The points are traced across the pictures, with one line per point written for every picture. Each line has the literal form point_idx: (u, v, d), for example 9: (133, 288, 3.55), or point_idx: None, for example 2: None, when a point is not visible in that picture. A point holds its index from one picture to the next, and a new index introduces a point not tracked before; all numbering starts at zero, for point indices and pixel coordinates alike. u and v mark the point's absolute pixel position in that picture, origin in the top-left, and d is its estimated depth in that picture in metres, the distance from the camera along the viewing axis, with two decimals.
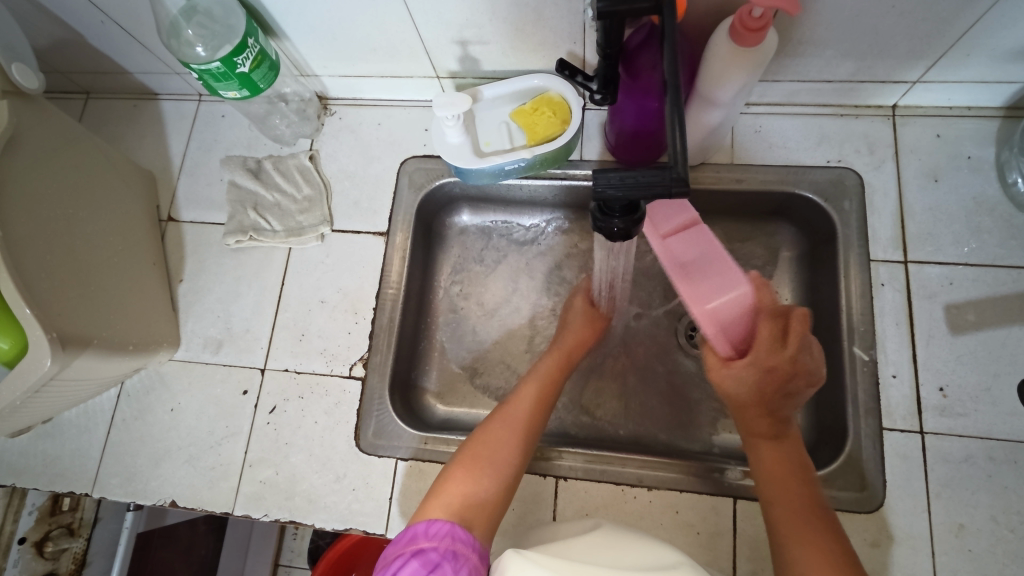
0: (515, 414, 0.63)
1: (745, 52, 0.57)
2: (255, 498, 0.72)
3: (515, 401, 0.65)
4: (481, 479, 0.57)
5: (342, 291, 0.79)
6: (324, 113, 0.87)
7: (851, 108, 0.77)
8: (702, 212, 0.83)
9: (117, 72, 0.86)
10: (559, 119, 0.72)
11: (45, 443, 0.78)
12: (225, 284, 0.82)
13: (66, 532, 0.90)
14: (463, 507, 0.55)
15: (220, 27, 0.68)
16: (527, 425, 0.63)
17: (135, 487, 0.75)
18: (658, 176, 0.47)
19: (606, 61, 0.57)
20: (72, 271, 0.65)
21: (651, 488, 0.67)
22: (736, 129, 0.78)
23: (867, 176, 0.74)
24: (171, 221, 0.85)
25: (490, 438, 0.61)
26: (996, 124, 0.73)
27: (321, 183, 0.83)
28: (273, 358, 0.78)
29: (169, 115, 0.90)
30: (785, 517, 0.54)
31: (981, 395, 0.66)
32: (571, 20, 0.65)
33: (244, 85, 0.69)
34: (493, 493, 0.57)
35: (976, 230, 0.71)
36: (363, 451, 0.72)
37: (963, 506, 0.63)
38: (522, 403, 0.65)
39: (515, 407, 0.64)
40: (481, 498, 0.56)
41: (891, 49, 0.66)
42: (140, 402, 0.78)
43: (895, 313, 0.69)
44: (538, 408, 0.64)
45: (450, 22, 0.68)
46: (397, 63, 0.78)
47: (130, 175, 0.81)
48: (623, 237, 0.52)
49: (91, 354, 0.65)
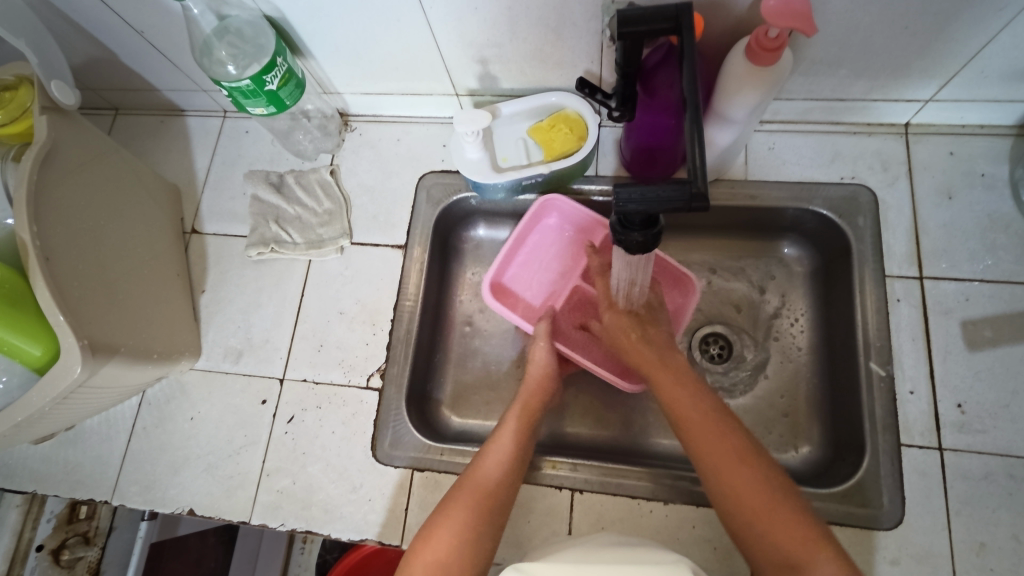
0: (483, 475, 0.60)
1: (761, 71, 0.59)
2: (272, 508, 0.73)
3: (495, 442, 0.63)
4: (458, 547, 0.54)
5: (360, 303, 0.81)
6: (345, 129, 0.89)
7: (863, 126, 0.78)
8: (717, 227, 0.84)
9: (145, 89, 0.89)
10: (576, 135, 0.74)
11: (67, 450, 0.79)
12: (246, 296, 0.83)
13: (82, 540, 0.90)
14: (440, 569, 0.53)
15: (251, 47, 0.71)
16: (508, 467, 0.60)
17: (154, 494, 0.76)
18: (678, 190, 0.48)
19: (625, 79, 0.59)
20: (101, 279, 0.67)
21: (667, 503, 0.67)
22: (750, 146, 0.79)
23: (881, 193, 0.75)
24: (195, 233, 0.87)
25: (460, 503, 0.57)
26: (1008, 142, 0.74)
27: (341, 197, 0.85)
28: (292, 368, 0.79)
29: (195, 130, 0.93)
30: (755, 519, 0.52)
31: (1000, 411, 0.65)
32: (589, 40, 0.67)
33: (272, 101, 0.71)
34: (474, 555, 0.54)
35: (991, 247, 0.71)
36: (379, 461, 0.73)
37: (984, 524, 0.62)
38: (492, 457, 0.61)
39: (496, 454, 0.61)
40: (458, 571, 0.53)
41: (903, 69, 0.67)
42: (160, 410, 0.80)
43: (911, 329, 0.69)
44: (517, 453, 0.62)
45: (471, 42, 0.70)
46: (418, 81, 0.80)
47: (156, 188, 0.83)
48: (642, 250, 0.53)
49: (117, 362, 0.67)
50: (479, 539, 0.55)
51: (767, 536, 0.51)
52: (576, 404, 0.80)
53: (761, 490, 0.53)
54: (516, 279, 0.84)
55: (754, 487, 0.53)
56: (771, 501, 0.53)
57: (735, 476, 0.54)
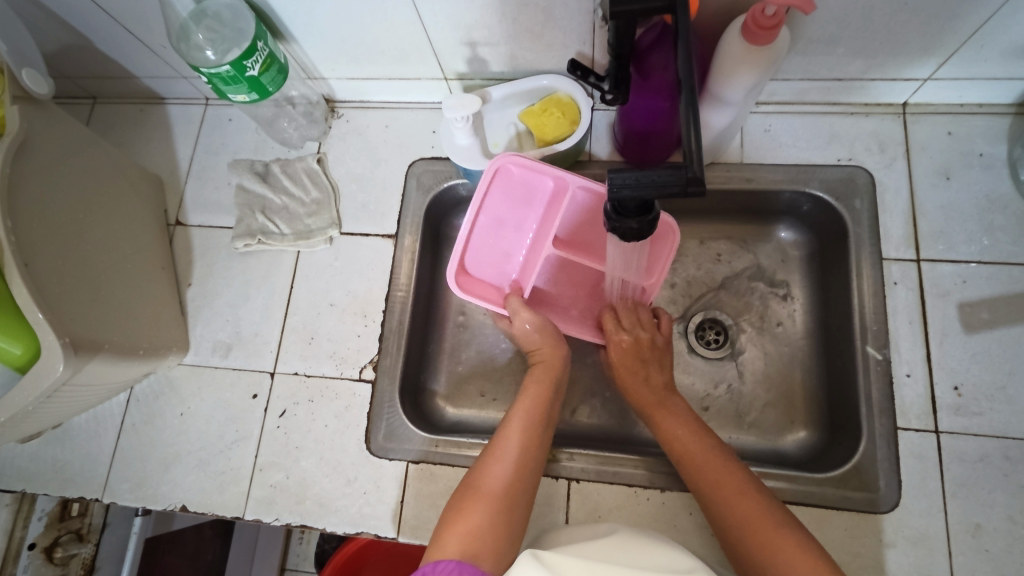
0: (507, 440, 0.59)
1: (758, 50, 0.57)
2: (265, 503, 0.72)
3: (514, 415, 0.61)
4: (486, 518, 0.52)
5: (351, 294, 0.79)
6: (332, 116, 0.87)
7: (860, 107, 0.76)
8: (711, 211, 0.82)
9: (124, 76, 0.86)
10: (568, 119, 0.72)
11: (54, 449, 0.78)
12: (234, 288, 0.82)
13: (75, 537, 0.88)
14: (469, 544, 0.49)
15: (229, 30, 0.68)
16: (531, 436, 0.59)
17: (145, 491, 0.75)
18: (674, 176, 0.46)
19: (618, 60, 0.57)
20: (81, 274, 0.65)
21: (664, 490, 0.67)
22: (746, 128, 0.78)
23: (878, 174, 0.74)
24: (179, 225, 0.85)
25: (491, 475, 0.56)
26: (1006, 121, 0.73)
27: (329, 185, 0.83)
28: (282, 361, 0.77)
29: (177, 119, 0.90)
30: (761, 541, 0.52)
31: (996, 393, 0.65)
32: (581, 20, 0.65)
33: (254, 88, 0.69)
34: (505, 530, 0.52)
35: (988, 228, 0.70)
36: (374, 454, 0.72)
37: (980, 505, 0.62)
38: (516, 423, 0.60)
39: (522, 420, 0.61)
40: (487, 549, 0.50)
41: (902, 47, 0.66)
42: (149, 406, 0.78)
43: (909, 312, 0.69)
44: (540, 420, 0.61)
45: (459, 24, 0.68)
46: (406, 65, 0.78)
47: (137, 179, 0.81)
48: (636, 236, 0.52)
49: (102, 359, 0.65)
50: (507, 522, 0.53)
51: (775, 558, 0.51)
52: (571, 394, 0.80)
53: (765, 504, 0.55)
54: (483, 266, 0.77)
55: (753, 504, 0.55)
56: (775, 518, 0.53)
57: (741, 501, 0.56)
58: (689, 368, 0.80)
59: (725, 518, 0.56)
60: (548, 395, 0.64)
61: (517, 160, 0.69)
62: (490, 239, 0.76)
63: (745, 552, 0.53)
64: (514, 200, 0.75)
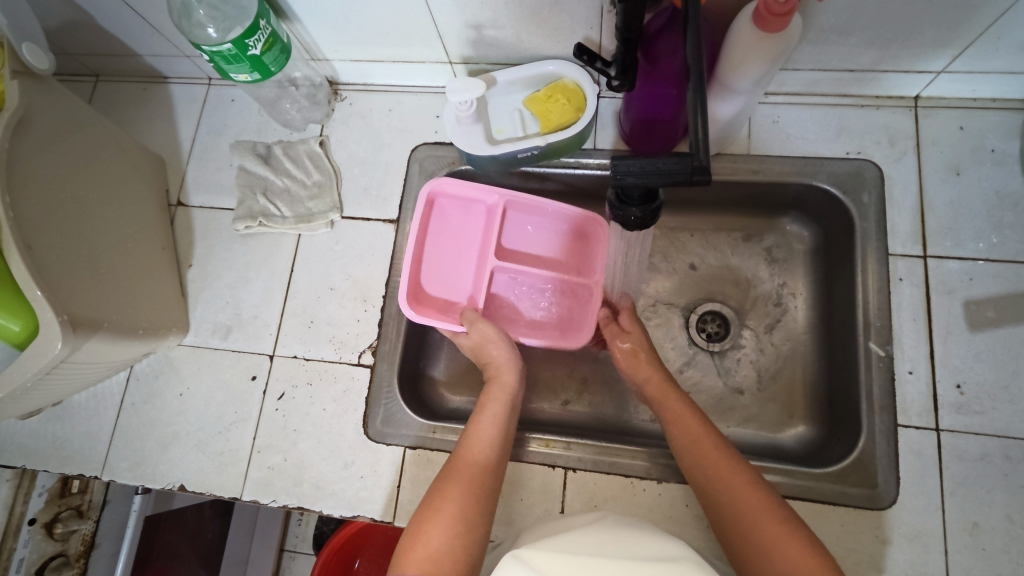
0: (469, 453, 0.60)
1: (769, 38, 0.56)
2: (263, 484, 0.72)
3: (472, 432, 0.62)
4: (447, 538, 0.52)
5: (351, 279, 0.79)
6: (335, 98, 0.86)
7: (871, 99, 0.75)
8: (716, 203, 0.81)
9: (127, 54, 0.86)
10: (573, 106, 0.71)
11: (55, 426, 0.78)
12: (235, 270, 0.81)
13: (75, 514, 0.89)
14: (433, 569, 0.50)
15: (232, 8, 0.67)
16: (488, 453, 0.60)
17: (144, 470, 0.75)
18: (678, 163, 0.46)
19: (625, 45, 0.56)
20: (80, 252, 0.65)
21: (661, 481, 0.67)
22: (755, 118, 0.77)
23: (887, 168, 0.73)
24: (180, 205, 0.85)
25: (448, 490, 0.56)
26: (1020, 116, 0.71)
27: (331, 169, 0.82)
28: (282, 344, 0.77)
29: (179, 98, 0.90)
30: (759, 534, 0.53)
31: (999, 393, 0.65)
32: (589, 4, 0.64)
33: (255, 67, 0.68)
34: (468, 549, 0.52)
35: (997, 225, 0.69)
36: (371, 438, 0.72)
37: (978, 504, 0.62)
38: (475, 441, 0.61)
39: (477, 439, 0.61)
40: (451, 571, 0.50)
41: (916, 38, 0.64)
42: (149, 386, 0.78)
43: (913, 308, 0.68)
44: (497, 439, 0.62)
45: (465, 7, 0.67)
46: (411, 48, 0.77)
47: (139, 158, 0.80)
48: (639, 225, 0.52)
49: (100, 338, 0.65)
50: (471, 538, 0.53)
51: (773, 549, 0.51)
52: (569, 384, 0.80)
53: (759, 497, 0.55)
54: (432, 288, 0.77)
55: (754, 495, 0.55)
56: (773, 509, 0.54)
57: (740, 492, 0.56)
58: (689, 361, 0.79)
59: (724, 508, 0.56)
60: (506, 413, 0.65)
61: (449, 183, 0.75)
62: (436, 264, 0.78)
63: (741, 542, 0.54)
64: (456, 224, 0.79)
